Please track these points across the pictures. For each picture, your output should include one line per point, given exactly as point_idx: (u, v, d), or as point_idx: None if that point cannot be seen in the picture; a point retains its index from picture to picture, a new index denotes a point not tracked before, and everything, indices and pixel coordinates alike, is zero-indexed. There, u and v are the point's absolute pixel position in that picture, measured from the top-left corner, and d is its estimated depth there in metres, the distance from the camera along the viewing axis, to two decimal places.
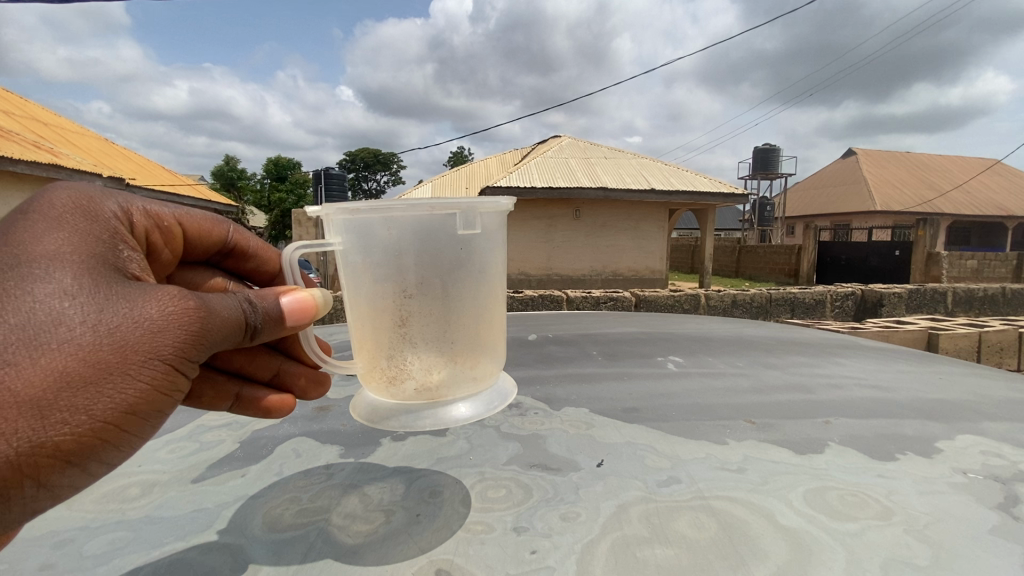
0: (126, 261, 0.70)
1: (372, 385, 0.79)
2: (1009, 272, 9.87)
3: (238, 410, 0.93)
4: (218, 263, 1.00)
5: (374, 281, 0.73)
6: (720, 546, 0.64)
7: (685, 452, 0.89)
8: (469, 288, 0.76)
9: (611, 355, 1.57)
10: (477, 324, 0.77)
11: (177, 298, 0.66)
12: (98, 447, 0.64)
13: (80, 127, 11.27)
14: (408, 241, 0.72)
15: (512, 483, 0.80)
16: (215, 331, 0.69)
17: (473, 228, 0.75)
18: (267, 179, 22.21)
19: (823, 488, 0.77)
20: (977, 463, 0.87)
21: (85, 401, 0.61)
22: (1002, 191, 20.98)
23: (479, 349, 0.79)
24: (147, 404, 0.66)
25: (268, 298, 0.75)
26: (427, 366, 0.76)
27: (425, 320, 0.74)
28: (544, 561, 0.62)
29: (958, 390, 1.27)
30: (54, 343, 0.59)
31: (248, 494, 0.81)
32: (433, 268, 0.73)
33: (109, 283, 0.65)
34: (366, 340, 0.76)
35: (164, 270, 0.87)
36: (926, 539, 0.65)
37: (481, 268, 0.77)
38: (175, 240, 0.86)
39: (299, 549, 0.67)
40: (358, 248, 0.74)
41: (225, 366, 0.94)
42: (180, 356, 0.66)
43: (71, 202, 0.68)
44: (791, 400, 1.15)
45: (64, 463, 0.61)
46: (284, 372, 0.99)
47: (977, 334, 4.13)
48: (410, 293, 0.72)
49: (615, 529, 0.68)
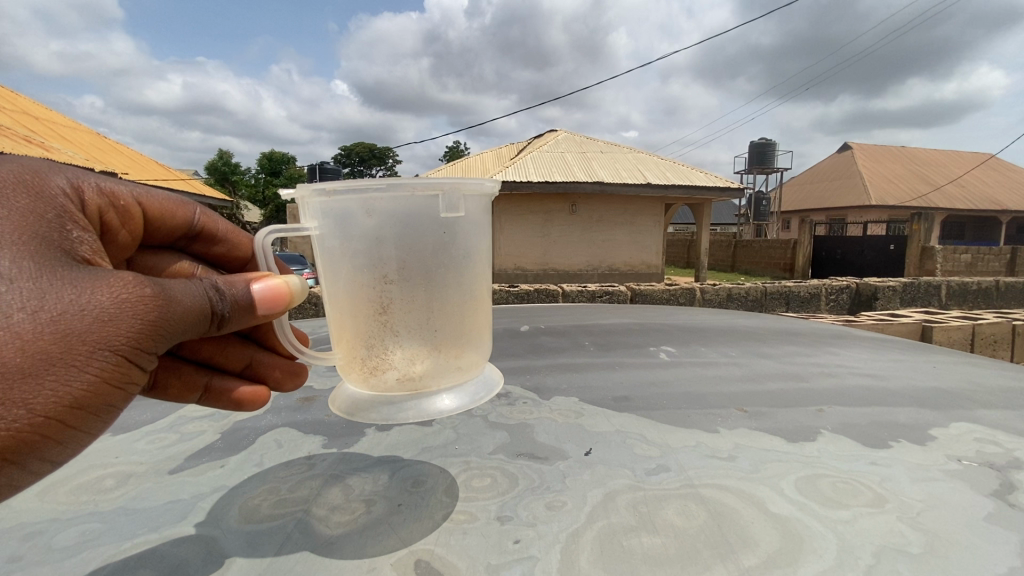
0: (76, 243, 0.66)
1: (351, 376, 0.76)
2: (1002, 266, 9.92)
3: (208, 402, 0.90)
4: (184, 247, 0.96)
5: (353, 267, 0.71)
6: (708, 535, 0.62)
7: (676, 441, 0.87)
8: (454, 275, 0.73)
9: (604, 346, 1.55)
10: (460, 313, 0.74)
11: (132, 284, 0.63)
12: (40, 444, 0.61)
13: (71, 121, 11.13)
14: (390, 226, 0.69)
15: (497, 472, 0.78)
16: (174, 320, 0.66)
17: (456, 211, 0.72)
18: (262, 174, 22.07)
19: (815, 476, 0.75)
20: (971, 450, 0.85)
21: (25, 394, 0.58)
22: (996, 185, 21.08)
23: (462, 340, 0.76)
24: (95, 397, 0.63)
25: (237, 284, 0.72)
26: (410, 356, 0.73)
27: (408, 308, 0.71)
28: (528, 551, 0.60)
29: (953, 379, 1.26)
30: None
31: (226, 485, 0.78)
32: (414, 255, 0.70)
33: (54, 268, 0.61)
34: (346, 329, 0.73)
35: (123, 253, 0.83)
36: (919, 527, 0.63)
37: (465, 254, 0.74)
38: (134, 221, 0.82)
39: (275, 540, 0.65)
40: (337, 233, 0.71)
41: (193, 356, 0.91)
42: (132, 346, 0.64)
43: (14, 177, 0.64)
44: (784, 389, 1.13)
45: (3, 461, 0.58)
46: (258, 363, 0.96)
47: (970, 326, 4.15)
48: (391, 279, 0.70)
49: (601, 517, 0.66)
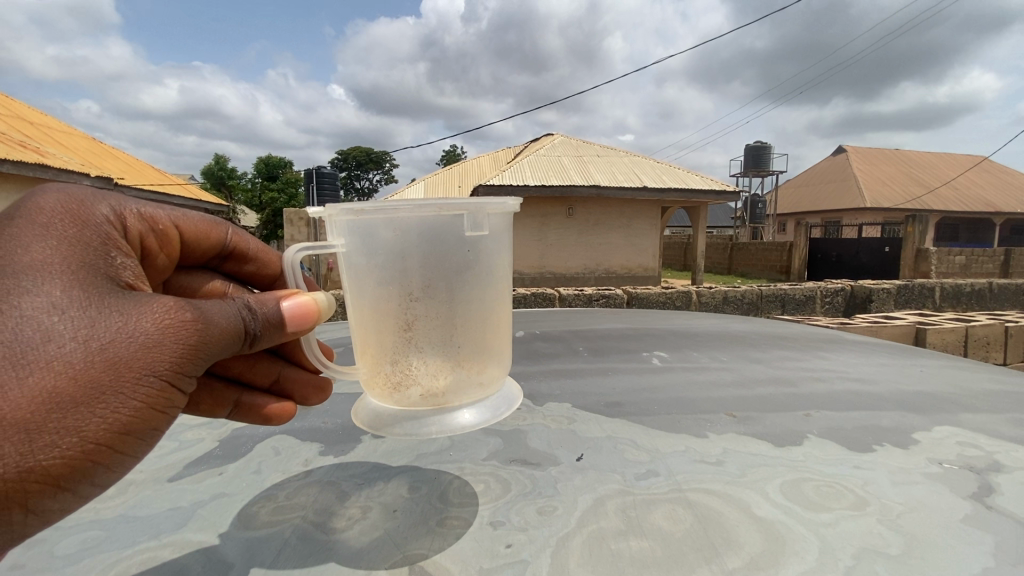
0: (121, 268, 0.68)
1: (375, 390, 0.77)
2: (996, 268, 10.01)
3: (238, 416, 0.90)
4: (216, 266, 0.98)
5: (379, 284, 0.72)
6: (694, 538, 0.64)
7: (665, 446, 0.89)
8: (476, 291, 0.74)
9: (598, 351, 1.57)
10: (482, 329, 0.76)
11: (173, 310, 0.64)
12: (89, 468, 0.62)
13: (67, 126, 11.12)
14: (415, 244, 0.71)
15: (490, 477, 0.80)
16: (213, 343, 0.67)
17: (479, 230, 0.74)
18: (258, 179, 22.06)
19: (800, 480, 0.77)
20: (952, 453, 0.88)
21: (76, 421, 0.59)
22: (990, 187, 21.24)
23: (485, 355, 0.77)
24: (140, 423, 0.64)
25: (268, 302, 0.73)
26: (433, 371, 0.74)
27: (431, 324, 0.72)
28: (519, 555, 0.62)
29: (939, 382, 1.29)
30: (44, 361, 0.57)
31: (224, 492, 0.80)
32: (438, 273, 0.71)
33: (101, 295, 0.62)
34: (369, 345, 0.74)
35: (162, 275, 0.85)
36: (898, 529, 0.66)
37: (487, 270, 0.76)
38: (172, 245, 0.84)
39: (273, 547, 0.66)
40: (362, 250, 0.72)
41: (225, 373, 0.92)
42: (174, 371, 0.65)
43: (61, 208, 0.66)
44: (772, 393, 1.16)
45: (56, 488, 0.60)
46: (285, 379, 0.96)
47: (963, 328, 4.18)
48: (416, 296, 0.71)
49: (591, 522, 0.68)
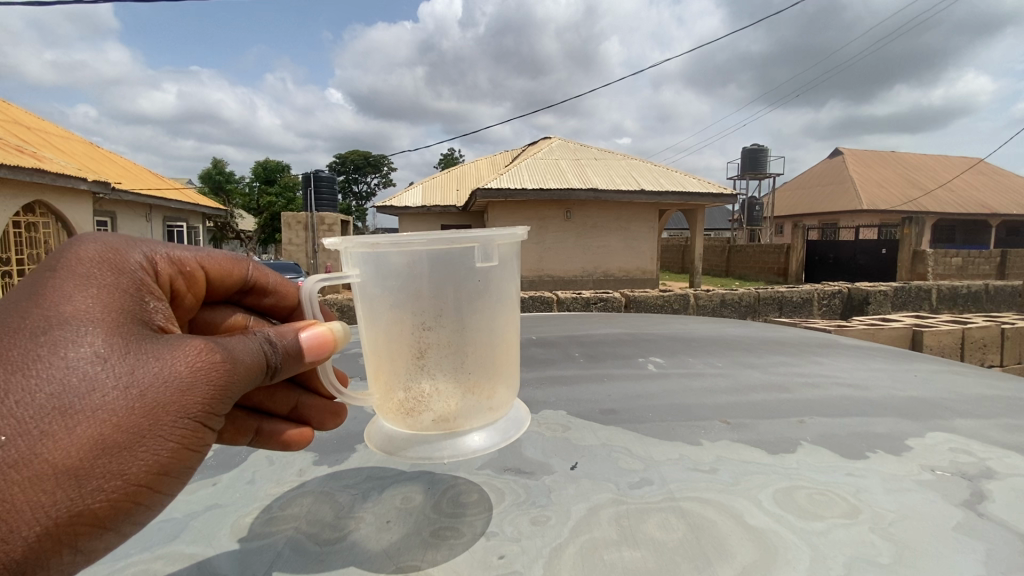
0: (153, 313, 0.67)
1: (387, 415, 0.76)
2: (992, 269, 10.05)
3: (258, 444, 0.87)
4: (239, 301, 0.96)
5: (393, 312, 0.72)
6: (687, 548, 0.64)
7: (659, 454, 0.89)
8: (486, 319, 0.74)
9: (593, 357, 1.57)
10: (493, 356, 0.76)
11: (203, 352, 0.64)
12: (131, 510, 0.61)
13: (64, 132, 11.12)
14: (427, 275, 0.71)
15: (486, 487, 0.80)
16: (240, 380, 0.67)
17: (490, 261, 0.74)
18: (256, 182, 22.06)
19: (793, 487, 0.78)
20: (945, 460, 0.88)
21: (119, 466, 0.59)
22: (986, 189, 21.32)
23: (495, 379, 0.77)
24: (177, 462, 0.64)
25: (287, 335, 0.72)
26: (446, 397, 0.74)
27: (443, 352, 0.72)
28: (511, 566, 0.62)
29: (933, 388, 1.29)
30: (88, 410, 0.57)
31: (218, 502, 0.80)
32: (449, 303, 0.71)
33: (138, 341, 0.62)
34: (381, 371, 0.74)
35: (187, 314, 0.83)
36: (889, 537, 0.66)
37: (498, 299, 0.76)
38: (198, 285, 0.82)
39: (266, 558, 0.66)
40: (375, 279, 0.72)
41: (246, 402, 0.88)
42: (207, 411, 0.65)
43: (97, 256, 0.65)
44: (767, 399, 1.16)
45: (102, 530, 0.59)
46: (303, 407, 0.93)
47: (960, 330, 4.18)
48: (428, 325, 0.71)
49: (585, 531, 0.68)
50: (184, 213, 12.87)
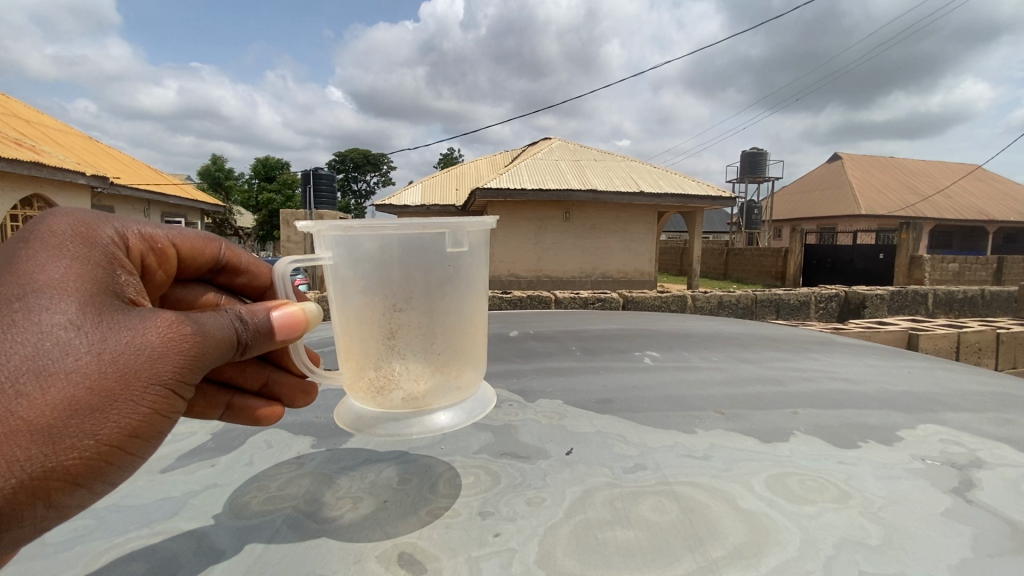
0: (125, 285, 0.68)
1: (357, 394, 0.77)
2: (989, 275, 10.12)
3: (229, 418, 0.89)
4: (211, 279, 0.97)
5: (364, 293, 0.73)
6: (679, 528, 0.65)
7: (654, 441, 0.91)
8: (456, 302, 0.76)
9: (590, 350, 1.59)
10: (462, 337, 0.77)
11: (175, 323, 0.65)
12: (104, 467, 0.63)
13: (62, 126, 11.09)
14: (400, 257, 0.72)
15: (480, 470, 0.81)
16: (210, 352, 0.68)
17: (461, 246, 0.75)
18: (255, 180, 22.07)
19: (785, 474, 0.79)
20: (935, 450, 0.89)
21: (92, 426, 0.60)
22: (983, 196, 21.43)
23: (464, 359, 0.78)
24: (148, 427, 0.65)
25: (259, 313, 0.73)
26: (415, 375, 0.75)
27: (413, 333, 0.73)
28: (507, 543, 0.63)
29: (926, 383, 1.31)
30: (60, 373, 0.58)
31: (216, 483, 0.81)
32: (420, 287, 0.72)
33: (111, 311, 0.63)
34: (353, 350, 0.75)
35: (158, 291, 0.83)
36: (879, 521, 0.67)
37: (468, 284, 0.77)
38: (170, 262, 0.83)
39: (264, 534, 0.67)
40: (348, 261, 0.73)
41: (216, 376, 0.90)
42: (178, 380, 0.66)
43: (71, 227, 0.66)
44: (761, 392, 1.17)
45: (75, 485, 0.61)
46: (274, 384, 0.95)
47: (956, 334, 4.21)
48: (400, 306, 0.72)
49: (579, 513, 0.69)
50: (182, 209, 12.86)
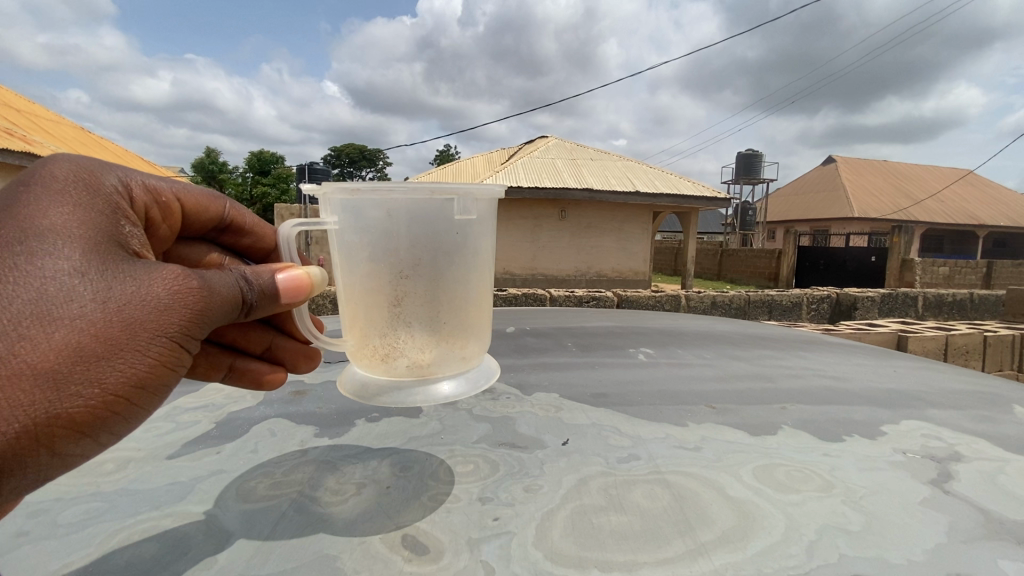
0: (130, 237, 0.70)
1: (362, 362, 0.81)
2: (978, 279, 10.25)
3: (232, 380, 0.96)
4: (214, 238, 1.01)
5: (371, 261, 0.75)
6: (670, 514, 0.68)
7: (647, 433, 0.94)
8: (461, 271, 0.79)
9: (586, 347, 1.62)
10: (466, 309, 0.80)
11: (181, 277, 0.68)
12: (109, 419, 0.65)
13: (54, 116, 10.96)
14: (407, 224, 0.74)
15: (479, 459, 0.84)
16: (215, 309, 0.71)
17: (468, 214, 0.78)
18: (250, 174, 21.95)
19: (772, 465, 0.82)
20: (916, 444, 0.93)
21: (98, 375, 0.62)
22: (974, 201, 21.67)
23: (467, 330, 0.81)
24: (154, 380, 0.67)
25: (264, 275, 0.76)
26: (420, 344, 0.78)
27: (418, 301, 0.76)
28: (506, 526, 0.66)
29: (910, 381, 1.35)
30: (66, 320, 0.60)
31: (222, 469, 0.83)
32: (426, 256, 0.75)
33: (115, 260, 0.65)
34: (358, 318, 0.78)
35: (161, 245, 0.86)
36: (860, 509, 0.70)
37: (474, 253, 0.80)
38: (173, 217, 0.85)
39: (272, 517, 0.70)
40: (355, 227, 0.76)
41: (220, 339, 0.96)
42: (183, 332, 0.68)
43: (74, 175, 0.67)
44: (752, 388, 1.21)
45: (80, 433, 0.63)
46: (277, 348, 1.01)
47: (944, 336, 4.28)
48: (407, 273, 0.75)
49: (575, 499, 0.72)
50: None
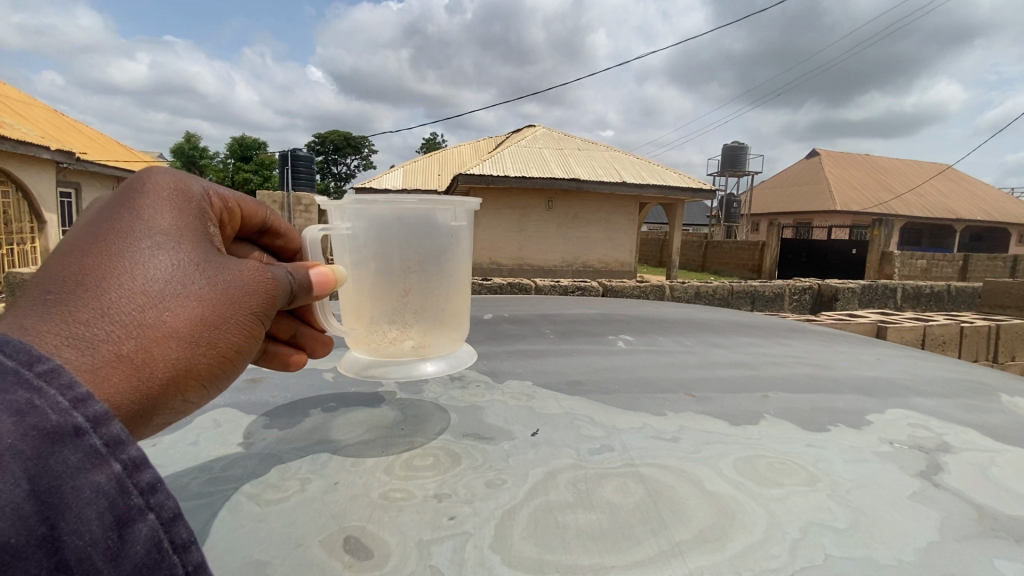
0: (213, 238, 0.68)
1: (364, 347, 0.84)
2: (955, 272, 10.42)
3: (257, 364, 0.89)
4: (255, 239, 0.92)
5: (383, 259, 0.79)
6: (643, 510, 0.62)
7: (622, 423, 0.88)
8: (455, 267, 0.84)
9: (564, 334, 1.56)
10: (457, 296, 0.86)
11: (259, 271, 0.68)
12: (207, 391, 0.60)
13: (27, 97, 10.63)
14: (416, 228, 0.79)
15: (440, 451, 0.77)
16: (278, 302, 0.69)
17: (459, 220, 0.84)
18: (231, 160, 21.49)
19: (753, 457, 0.77)
20: (903, 434, 0.88)
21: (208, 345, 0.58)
22: (952, 195, 22.06)
23: (458, 315, 0.88)
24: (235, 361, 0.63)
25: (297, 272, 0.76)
26: (423, 329, 0.83)
27: (424, 293, 0.81)
28: (462, 527, 0.59)
29: (895, 369, 1.31)
30: (186, 291, 0.57)
31: (155, 463, 0.75)
32: (430, 253, 0.80)
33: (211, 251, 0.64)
34: (367, 308, 0.81)
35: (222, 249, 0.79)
36: (846, 504, 0.65)
37: (463, 251, 0.86)
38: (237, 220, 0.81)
39: (200, 517, 0.62)
40: (370, 231, 0.78)
41: None
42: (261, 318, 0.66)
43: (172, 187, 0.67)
44: (733, 375, 1.16)
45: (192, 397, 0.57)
46: (302, 337, 0.95)
47: (921, 327, 4.32)
48: (414, 269, 0.79)
49: (540, 495, 0.65)
50: None
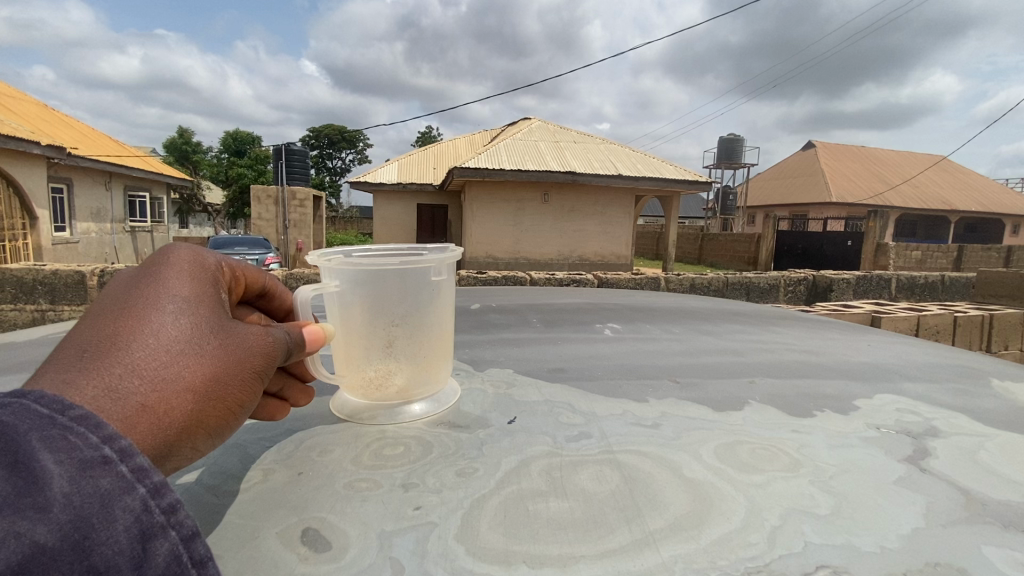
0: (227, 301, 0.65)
1: (354, 392, 0.82)
2: (949, 262, 10.45)
3: None
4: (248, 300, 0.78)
5: (367, 310, 0.78)
6: (618, 496, 0.60)
7: (603, 409, 0.85)
8: (438, 316, 0.84)
9: (550, 322, 1.53)
10: (440, 344, 0.85)
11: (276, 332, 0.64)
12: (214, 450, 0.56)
13: (16, 92, 10.49)
14: (400, 280, 0.79)
15: (412, 440, 0.74)
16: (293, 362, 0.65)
17: (441, 274, 0.85)
18: (226, 154, 21.33)
19: (735, 443, 0.74)
20: (891, 419, 0.86)
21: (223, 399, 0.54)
22: (946, 186, 22.13)
23: (443, 360, 0.87)
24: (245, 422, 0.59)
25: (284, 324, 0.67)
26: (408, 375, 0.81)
27: (408, 343, 0.81)
28: (427, 517, 0.57)
29: (885, 355, 1.29)
30: (206, 348, 0.54)
31: None
32: (412, 301, 0.80)
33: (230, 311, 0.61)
34: (352, 355, 0.80)
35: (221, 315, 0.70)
36: (830, 490, 0.63)
37: (445, 303, 0.87)
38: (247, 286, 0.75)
39: None
40: (354, 286, 0.78)
41: None
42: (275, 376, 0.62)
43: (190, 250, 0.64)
44: (719, 362, 1.13)
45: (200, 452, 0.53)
46: (289, 388, 0.80)
47: (915, 317, 4.32)
48: (398, 322, 0.79)
49: (511, 484, 0.63)
50: (147, 183, 12.37)
